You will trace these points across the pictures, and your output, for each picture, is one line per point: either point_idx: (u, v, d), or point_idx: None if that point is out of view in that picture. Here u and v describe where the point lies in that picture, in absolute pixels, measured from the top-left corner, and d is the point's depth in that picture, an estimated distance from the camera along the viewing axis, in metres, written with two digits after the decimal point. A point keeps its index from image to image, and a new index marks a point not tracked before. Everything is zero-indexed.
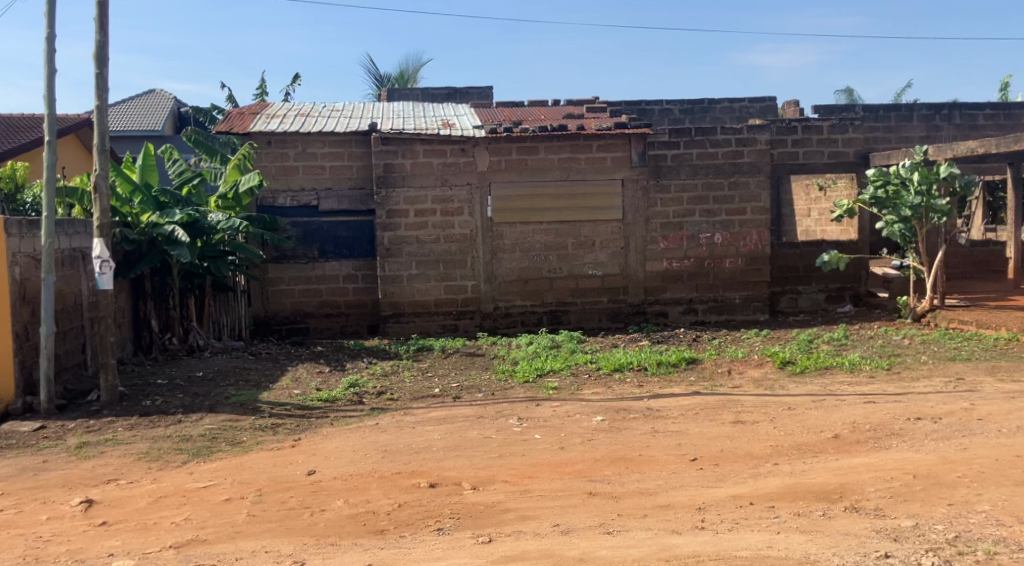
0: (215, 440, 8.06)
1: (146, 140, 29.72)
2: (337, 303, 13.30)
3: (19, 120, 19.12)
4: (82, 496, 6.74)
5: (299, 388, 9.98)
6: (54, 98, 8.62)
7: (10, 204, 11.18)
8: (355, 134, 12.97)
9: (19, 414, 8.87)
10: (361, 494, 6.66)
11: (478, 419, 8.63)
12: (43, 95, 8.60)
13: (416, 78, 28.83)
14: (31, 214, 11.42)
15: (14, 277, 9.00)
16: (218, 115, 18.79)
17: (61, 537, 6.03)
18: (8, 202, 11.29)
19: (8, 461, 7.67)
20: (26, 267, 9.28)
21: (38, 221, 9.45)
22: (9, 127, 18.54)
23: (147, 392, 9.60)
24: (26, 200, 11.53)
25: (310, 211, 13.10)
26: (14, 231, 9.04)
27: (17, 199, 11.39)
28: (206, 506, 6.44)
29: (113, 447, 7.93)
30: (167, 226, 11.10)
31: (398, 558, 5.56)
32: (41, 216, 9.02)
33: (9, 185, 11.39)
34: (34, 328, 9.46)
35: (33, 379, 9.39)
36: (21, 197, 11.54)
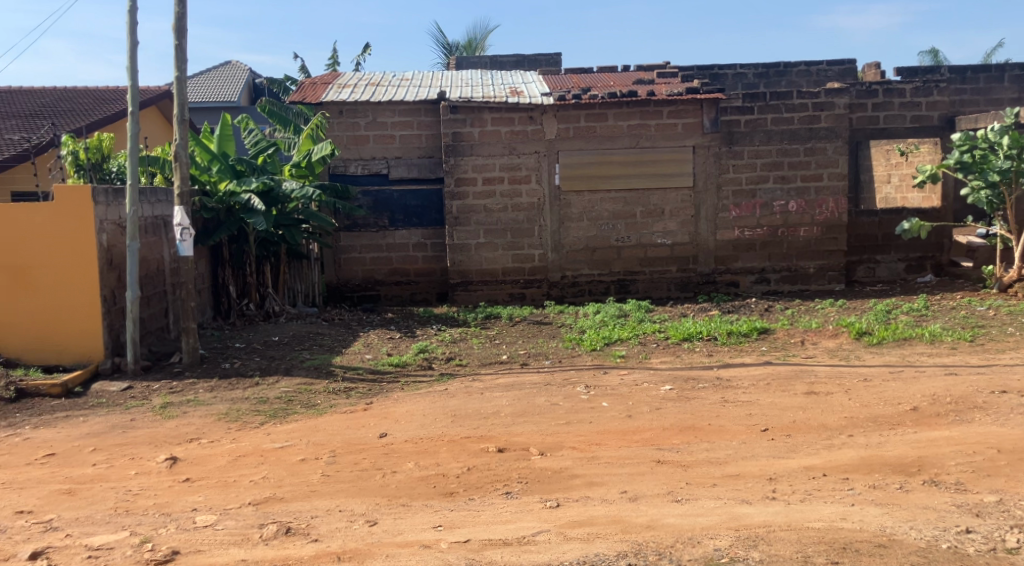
0: (290, 402, 8.27)
1: (223, 112, 30.26)
2: (407, 271, 13.43)
3: (103, 92, 19.68)
4: (167, 453, 6.99)
5: (370, 352, 10.17)
6: (137, 69, 8.82)
7: (98, 174, 11.52)
8: (423, 103, 13.02)
9: (108, 373, 9.25)
10: (431, 457, 6.76)
11: (545, 386, 8.65)
12: (126, 66, 8.81)
13: (484, 45, 28.79)
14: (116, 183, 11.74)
15: (100, 244, 9.30)
16: (291, 85, 19.02)
17: (149, 491, 6.27)
18: (95, 172, 11.58)
19: (99, 418, 8.00)
20: (113, 234, 9.60)
21: (123, 189, 9.76)
22: (95, 99, 19.08)
23: (226, 355, 9.89)
24: (112, 169, 11.84)
25: (381, 179, 13.22)
26: (101, 199, 9.34)
27: (103, 168, 11.69)
28: (284, 466, 6.61)
29: (195, 408, 8.19)
30: (244, 194, 11.38)
31: (467, 520, 5.64)
32: (125, 185, 9.27)
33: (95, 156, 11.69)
34: (122, 293, 9.80)
35: (121, 342, 9.76)
36: (107, 166, 11.85)
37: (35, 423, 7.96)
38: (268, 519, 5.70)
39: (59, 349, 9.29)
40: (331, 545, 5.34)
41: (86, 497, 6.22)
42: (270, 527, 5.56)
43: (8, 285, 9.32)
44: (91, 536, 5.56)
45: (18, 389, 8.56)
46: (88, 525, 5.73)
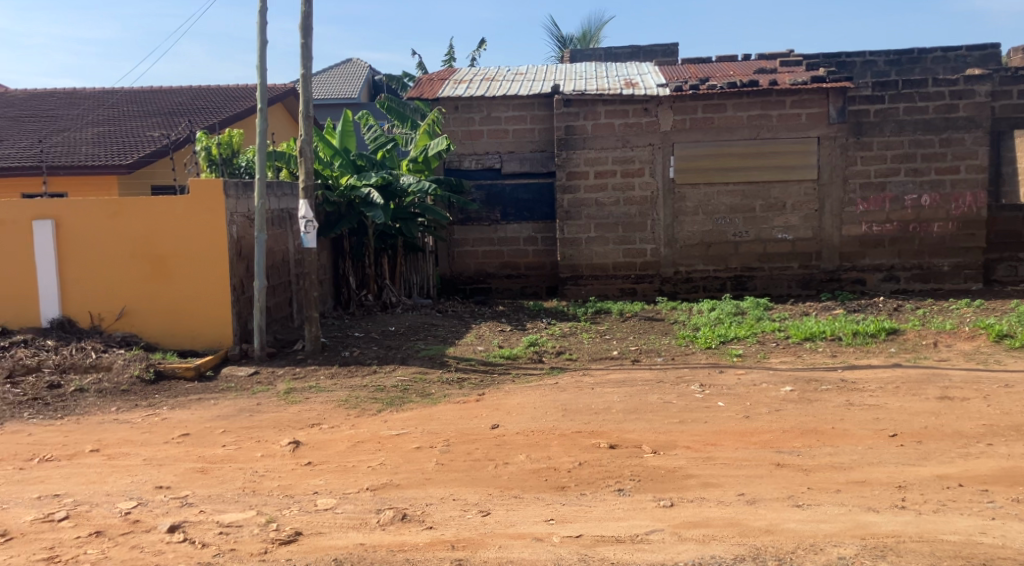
0: (406, 390, 8.36)
1: (344, 108, 31.05)
2: (518, 264, 13.43)
3: (233, 89, 20.44)
4: (291, 436, 7.17)
5: (482, 344, 10.19)
6: (266, 68, 9.08)
7: (229, 168, 11.95)
8: (537, 97, 12.99)
9: (237, 359, 9.56)
10: (543, 450, 6.70)
11: (658, 383, 8.48)
12: (255, 65, 9.07)
13: (599, 37, 28.57)
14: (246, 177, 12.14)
15: (231, 236, 9.63)
16: (409, 80, 19.30)
17: (274, 473, 6.44)
18: (226, 167, 12.00)
19: (228, 401, 8.29)
20: (243, 227, 9.94)
21: (252, 183, 10.08)
22: (225, 95, 19.84)
23: (346, 344, 10.09)
24: (242, 164, 12.25)
25: (494, 174, 13.25)
26: (232, 192, 9.67)
27: (234, 163, 12.10)
28: (399, 453, 6.68)
29: (316, 394, 8.39)
30: (363, 189, 11.60)
31: (580, 515, 5.55)
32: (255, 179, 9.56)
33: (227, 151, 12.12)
34: (250, 282, 10.14)
35: (249, 329, 10.12)
36: (237, 162, 12.26)
37: (171, 403, 8.34)
38: (385, 505, 5.76)
39: (192, 334, 9.71)
40: (445, 533, 5.34)
41: (217, 475, 6.44)
42: (387, 513, 5.61)
43: (146, 273, 9.74)
44: (221, 513, 5.74)
45: (157, 370, 9.02)
46: (218, 503, 5.92)
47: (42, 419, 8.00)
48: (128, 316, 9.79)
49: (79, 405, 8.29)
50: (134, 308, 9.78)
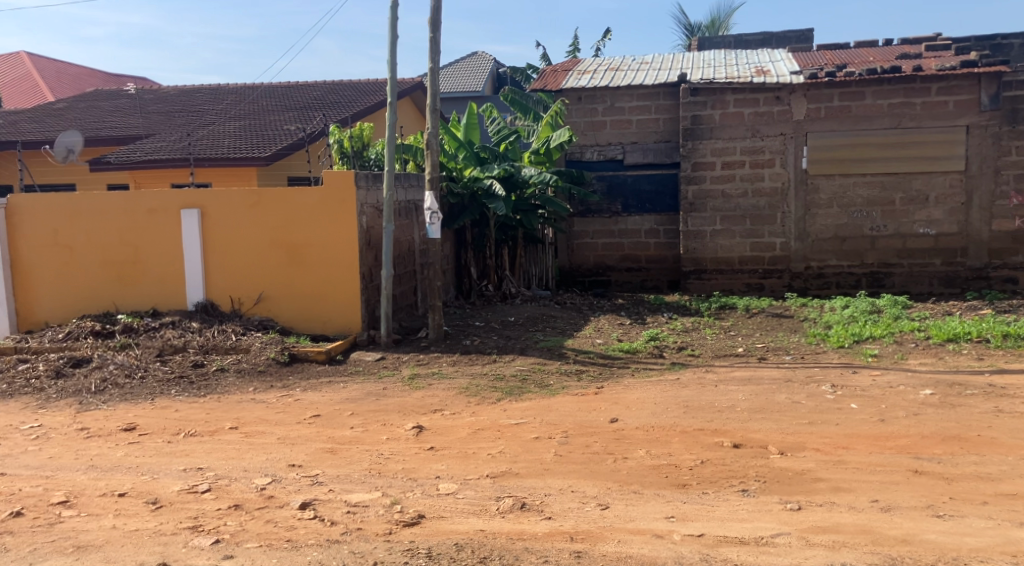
0: (525, 380, 8.31)
1: (469, 101, 31.40)
2: (639, 257, 13.18)
3: (364, 83, 20.93)
4: (414, 421, 7.24)
5: (602, 337, 10.04)
6: (397, 62, 9.19)
7: (359, 161, 12.18)
8: (663, 87, 12.72)
9: (365, 344, 9.79)
10: (663, 446, 6.51)
11: (786, 382, 8.14)
12: (386, 60, 9.20)
13: (729, 25, 27.84)
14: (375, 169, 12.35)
15: (361, 226, 9.83)
16: (533, 72, 19.27)
17: (398, 456, 6.51)
18: (357, 160, 12.25)
19: (355, 385, 8.47)
20: (372, 217, 10.13)
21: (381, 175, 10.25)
22: (356, 89, 20.34)
23: (467, 332, 10.13)
24: (372, 157, 12.47)
25: (616, 165, 13.06)
26: (362, 183, 9.85)
27: (364, 156, 12.33)
28: (519, 443, 6.63)
29: (438, 380, 8.45)
30: (486, 180, 11.62)
31: (701, 514, 5.35)
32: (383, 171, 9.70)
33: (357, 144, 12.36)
34: (377, 271, 10.32)
35: (375, 316, 10.30)
36: (367, 154, 12.49)
37: (304, 385, 8.59)
38: (505, 493, 5.72)
39: (323, 319, 9.96)
40: (564, 524, 5.25)
41: (345, 457, 6.59)
42: (507, 501, 5.56)
43: (281, 260, 10.03)
44: (348, 493, 5.87)
45: (291, 353, 9.28)
46: (346, 483, 6.07)
47: (187, 395, 8.43)
48: (265, 301, 10.12)
49: (220, 383, 8.69)
50: (270, 293, 10.09)
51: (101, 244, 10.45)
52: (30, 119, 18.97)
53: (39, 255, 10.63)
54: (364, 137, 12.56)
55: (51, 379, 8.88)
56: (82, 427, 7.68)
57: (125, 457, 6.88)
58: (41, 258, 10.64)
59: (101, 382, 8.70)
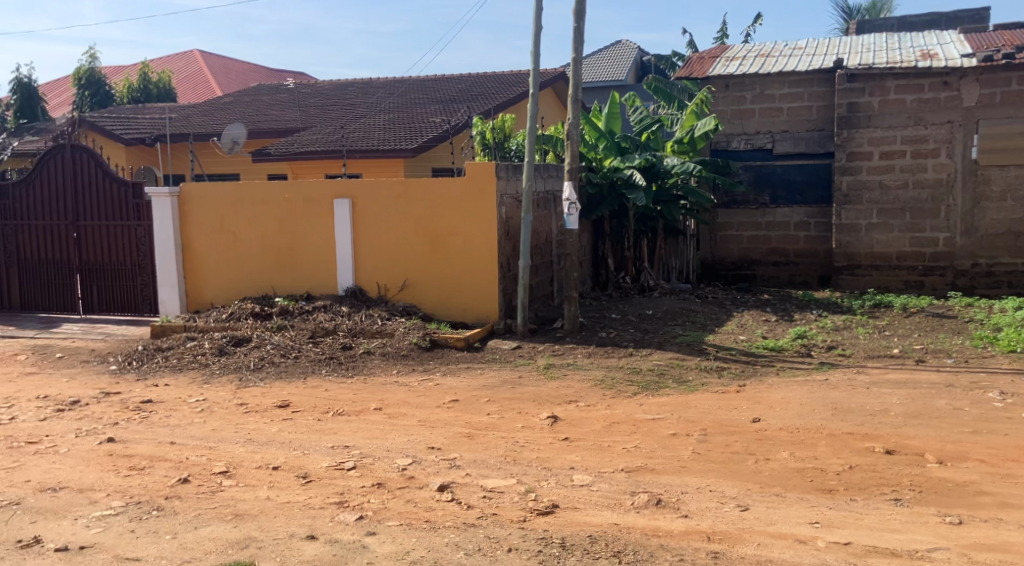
0: (663, 375, 8.11)
1: (611, 90, 31.18)
2: (787, 251, 12.66)
3: (508, 73, 21.05)
4: (549, 411, 7.19)
5: (744, 334, 9.69)
6: (539, 53, 9.15)
7: (500, 152, 12.21)
8: (817, 73, 12.15)
9: (501, 333, 9.83)
10: (809, 449, 6.19)
11: (947, 388, 7.59)
12: (530, 51, 9.17)
13: (889, 7, 26.42)
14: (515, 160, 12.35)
15: (500, 216, 9.85)
16: (679, 60, 18.84)
17: (533, 445, 6.47)
18: (497, 151, 12.26)
19: (492, 372, 8.52)
20: (511, 208, 10.14)
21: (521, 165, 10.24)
22: (501, 80, 20.48)
23: (604, 324, 10.01)
24: (512, 148, 12.47)
25: (764, 155, 12.59)
26: (502, 174, 9.87)
27: (504, 147, 12.34)
28: (655, 438, 6.45)
29: (574, 371, 8.37)
30: (627, 170, 11.42)
31: (850, 522, 5.03)
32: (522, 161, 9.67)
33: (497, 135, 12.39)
34: (515, 261, 10.34)
35: (512, 305, 10.33)
36: (507, 145, 12.49)
37: (443, 369, 8.72)
38: (640, 488, 5.57)
39: (463, 307, 10.06)
40: (701, 523, 5.06)
41: (481, 442, 6.61)
42: (642, 496, 5.42)
43: (425, 248, 10.19)
44: (485, 478, 5.89)
45: (432, 338, 9.42)
46: (483, 468, 6.09)
47: (336, 375, 8.72)
48: (408, 288, 10.32)
49: (366, 365, 8.93)
50: (414, 280, 10.28)
51: (260, 230, 10.93)
52: (199, 113, 20.09)
53: (206, 240, 11.23)
54: (504, 128, 12.58)
55: (215, 355, 9.40)
56: (241, 402, 8.07)
57: (278, 432, 7.16)
58: (207, 242, 11.24)
59: (259, 361, 9.14)
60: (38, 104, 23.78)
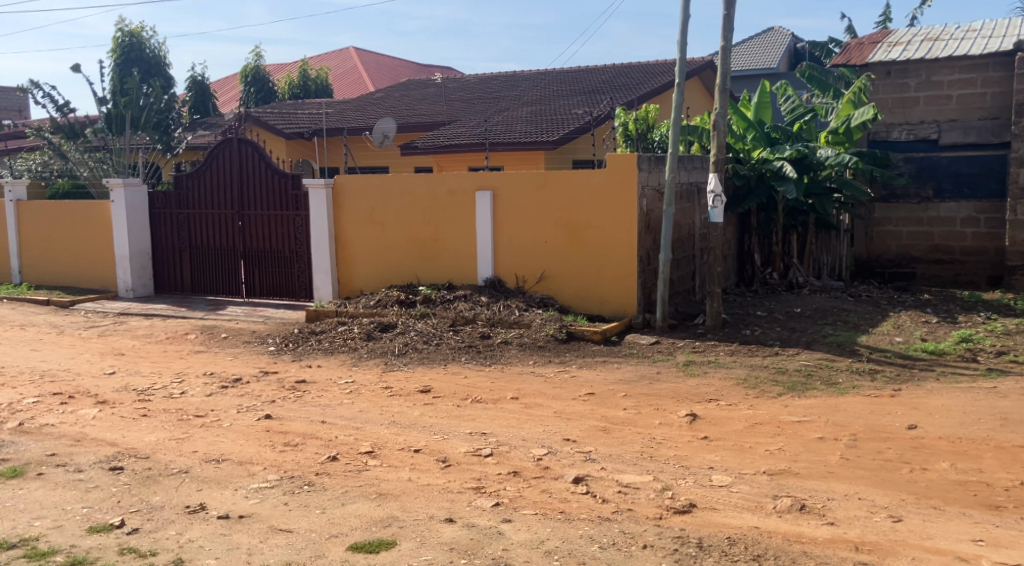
0: (810, 376, 7.76)
1: (763, 78, 30.22)
2: (951, 248, 11.88)
3: (656, 63, 20.70)
4: (688, 409, 7.01)
5: (901, 336, 9.15)
6: (687, 41, 8.92)
7: (642, 143, 11.99)
8: (993, 57, 11.37)
9: (639, 327, 9.66)
10: (972, 461, 5.76)
11: None
12: (676, 40, 8.95)
13: None
14: (658, 152, 12.10)
15: (640, 209, 9.68)
16: (837, 47, 18.00)
17: (670, 442, 6.32)
18: (640, 142, 12.04)
19: (630, 367, 8.39)
20: (652, 200, 9.94)
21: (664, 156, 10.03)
22: (648, 69, 20.18)
23: (748, 321, 9.68)
24: (656, 139, 12.21)
25: (929, 145, 11.85)
26: (644, 165, 9.69)
27: (647, 138, 12.09)
28: (800, 441, 6.17)
29: (715, 369, 8.14)
30: (776, 162, 10.94)
31: (1017, 542, 4.64)
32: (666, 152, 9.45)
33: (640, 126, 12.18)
34: (655, 255, 10.14)
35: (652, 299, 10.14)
36: (650, 136, 12.24)
37: (580, 362, 8.66)
38: (783, 492, 5.34)
39: (601, 301, 9.96)
40: (849, 533, 4.79)
41: (617, 437, 6.52)
42: (785, 501, 5.19)
43: (563, 240, 10.14)
44: (622, 473, 5.80)
45: (569, 331, 9.36)
46: (619, 463, 6.00)
47: (475, 364, 8.82)
48: (546, 280, 10.31)
49: (504, 355, 8.98)
50: (551, 273, 10.26)
51: (406, 221, 11.19)
52: (353, 108, 20.79)
53: (355, 230, 11.60)
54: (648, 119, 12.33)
55: (363, 339, 9.69)
56: (386, 385, 8.29)
57: (420, 417, 7.30)
58: (356, 231, 11.61)
59: (403, 346, 9.36)
60: (209, 101, 25.26)
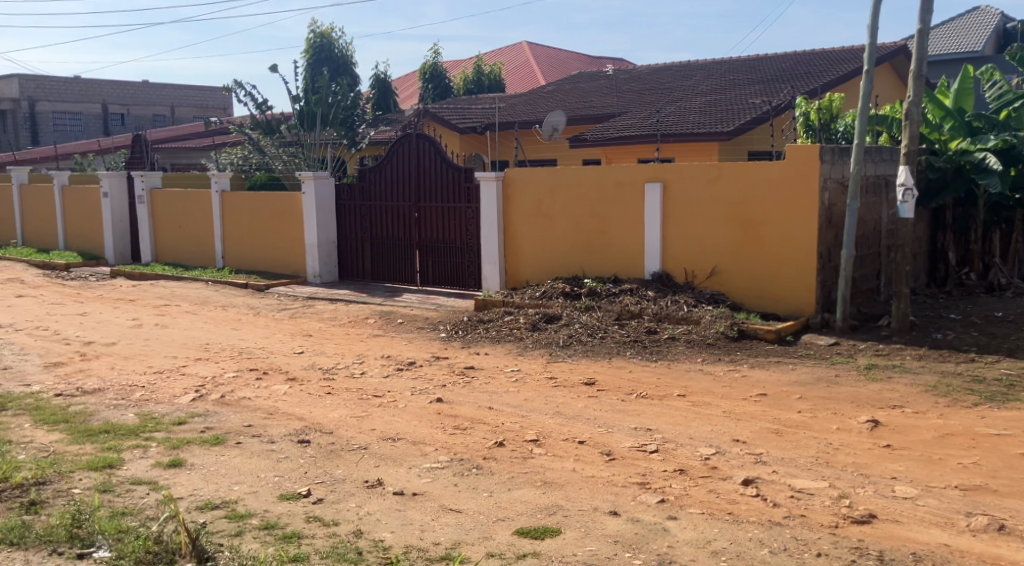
0: (1011, 387, 7.21)
1: (962, 64, 28.27)
2: None
3: (842, 49, 19.75)
4: (870, 415, 6.68)
5: None
6: (878, 26, 8.49)
7: (826, 134, 11.52)
8: None
9: (817, 327, 9.26)
10: None
11: None
12: (867, 25, 8.54)
13: None
14: (842, 142, 11.57)
15: (822, 203, 9.29)
16: None
17: (850, 449, 6.05)
18: (824, 132, 11.60)
19: (805, 368, 8.09)
20: (834, 194, 9.53)
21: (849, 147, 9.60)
22: (834, 56, 19.29)
23: (940, 325, 9.10)
24: (840, 129, 11.69)
25: None
26: (827, 157, 9.29)
27: (831, 128, 11.64)
28: (999, 457, 5.75)
29: (901, 374, 7.71)
30: (978, 154, 10.24)
31: None
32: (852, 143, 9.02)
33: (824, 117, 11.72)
34: (836, 252, 9.70)
35: (832, 299, 9.72)
36: (835, 126, 11.73)
37: (751, 362, 8.42)
38: (978, 510, 5.00)
39: (775, 299, 9.65)
40: None
41: (791, 440, 6.31)
42: (980, 519, 4.86)
43: (737, 235, 9.89)
44: (794, 478, 5.61)
45: (740, 329, 9.10)
46: (792, 467, 5.80)
47: (641, 359, 8.75)
48: (718, 276, 10.09)
49: (671, 351, 8.86)
50: (723, 268, 10.03)
51: (574, 214, 11.21)
52: (525, 101, 21.06)
53: (525, 222, 11.75)
54: (833, 109, 11.85)
55: (528, 330, 9.81)
56: (553, 376, 8.37)
57: (585, 408, 7.32)
58: (525, 223, 11.75)
59: (568, 338, 9.41)
60: (390, 97, 26.29)
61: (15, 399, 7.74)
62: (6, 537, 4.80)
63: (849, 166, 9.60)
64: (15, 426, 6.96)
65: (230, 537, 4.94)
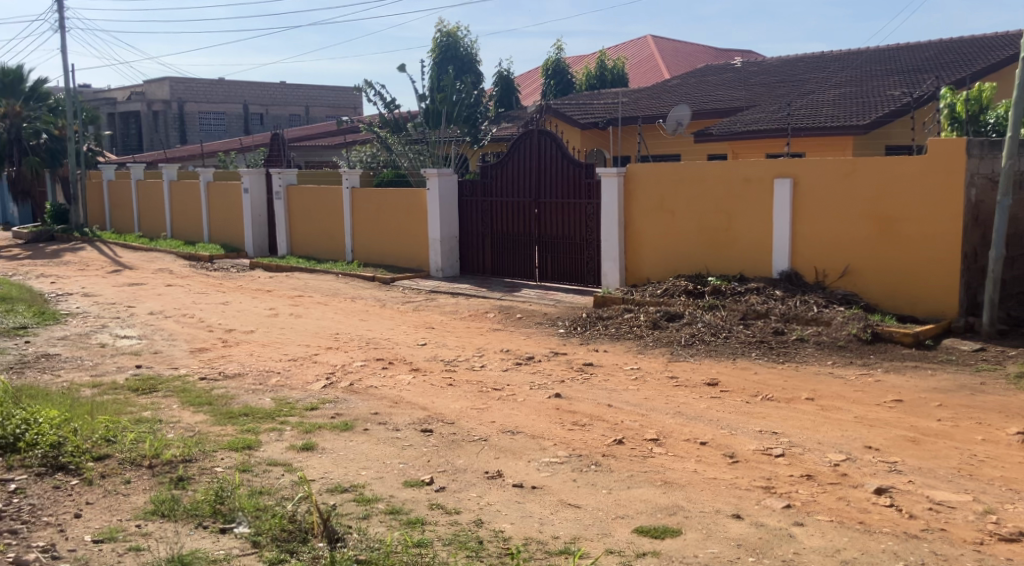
0: None
1: None
2: None
3: (991, 37, 18.66)
4: (1019, 426, 6.29)
5: None
6: None
7: (973, 125, 10.83)
8: None
9: (961, 332, 8.82)
10: None
11: None
12: None
13: None
14: (992, 133, 10.74)
15: (968, 200, 8.81)
16: None
17: (996, 462, 5.72)
18: (971, 123, 10.91)
19: (947, 375, 7.70)
20: (982, 189, 8.91)
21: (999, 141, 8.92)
22: (982, 44, 18.24)
23: None
24: (989, 120, 10.91)
25: None
26: (975, 151, 8.79)
27: (980, 120, 10.97)
28: None
29: None
30: None
31: None
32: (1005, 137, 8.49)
33: (973, 107, 11.10)
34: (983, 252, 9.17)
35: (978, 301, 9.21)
36: (984, 118, 11.03)
37: (886, 366, 8.06)
38: None
39: (914, 300, 9.23)
40: None
41: (930, 449, 6.01)
42: None
43: (873, 233, 9.49)
44: (933, 489, 5.34)
45: (874, 331, 8.74)
46: (931, 477, 5.52)
47: (766, 361, 8.51)
48: (851, 275, 9.71)
49: (799, 353, 8.59)
50: (856, 267, 9.65)
51: (698, 210, 11.01)
52: (649, 96, 20.83)
53: (647, 218, 11.62)
54: (982, 99, 11.20)
55: (649, 328, 9.69)
56: (674, 375, 8.24)
57: (708, 409, 7.18)
58: (647, 219, 11.61)
59: (690, 337, 9.25)
60: (513, 94, 26.47)
61: (163, 381, 8.19)
62: (156, 509, 5.08)
63: (1000, 161, 8.91)
64: (164, 406, 7.37)
65: (359, 520, 5.08)
